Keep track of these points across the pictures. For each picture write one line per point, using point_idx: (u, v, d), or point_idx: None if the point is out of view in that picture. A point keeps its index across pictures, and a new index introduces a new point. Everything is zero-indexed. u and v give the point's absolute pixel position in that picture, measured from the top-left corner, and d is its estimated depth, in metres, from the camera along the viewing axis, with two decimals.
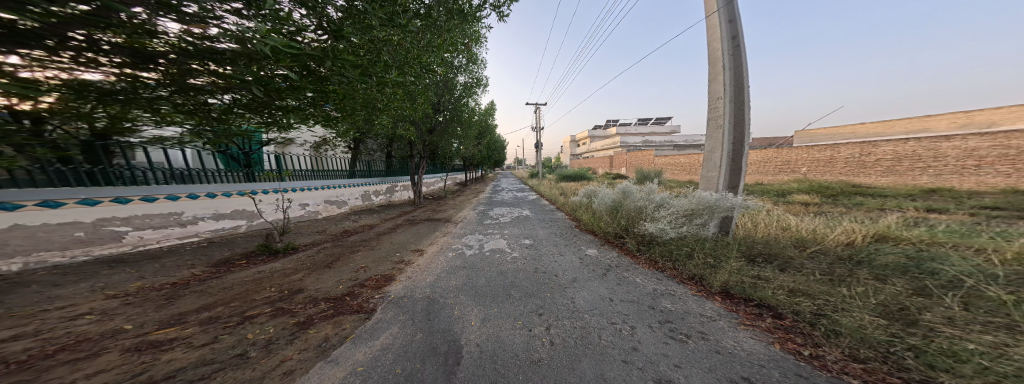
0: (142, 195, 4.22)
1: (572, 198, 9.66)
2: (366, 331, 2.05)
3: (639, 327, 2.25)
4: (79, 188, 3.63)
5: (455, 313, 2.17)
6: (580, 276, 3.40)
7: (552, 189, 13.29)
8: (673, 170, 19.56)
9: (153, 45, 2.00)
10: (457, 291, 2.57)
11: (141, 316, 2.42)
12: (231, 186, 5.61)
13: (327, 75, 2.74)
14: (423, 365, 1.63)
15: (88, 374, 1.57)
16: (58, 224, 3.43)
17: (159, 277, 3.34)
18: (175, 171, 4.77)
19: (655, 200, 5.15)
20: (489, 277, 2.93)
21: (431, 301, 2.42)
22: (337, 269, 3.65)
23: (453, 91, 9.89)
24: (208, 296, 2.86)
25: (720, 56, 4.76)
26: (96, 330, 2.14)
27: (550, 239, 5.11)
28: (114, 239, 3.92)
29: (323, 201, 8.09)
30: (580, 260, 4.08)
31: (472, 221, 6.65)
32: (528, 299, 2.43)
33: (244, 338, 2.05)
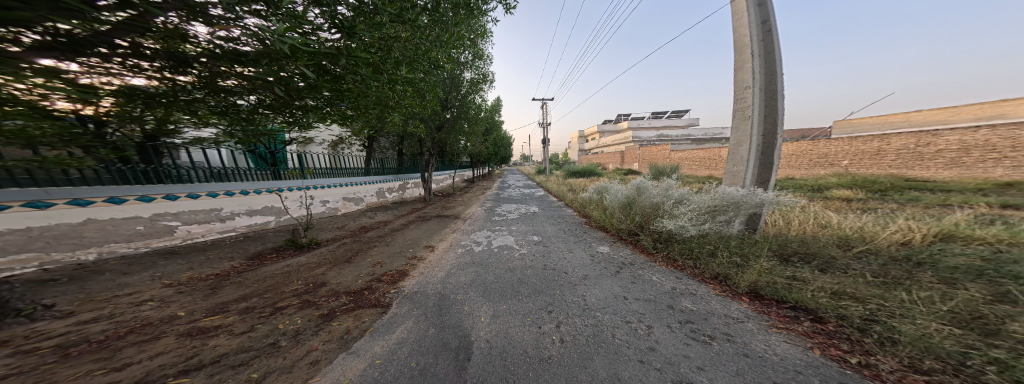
0: (188, 193, 4.63)
1: (581, 194, 9.41)
2: (383, 325, 2.09)
3: (657, 326, 2.13)
4: (137, 186, 4.04)
5: (466, 308, 2.15)
6: (591, 274, 3.30)
7: (561, 185, 13.02)
8: (691, 165, 18.53)
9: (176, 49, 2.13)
10: (466, 287, 2.58)
11: (189, 304, 2.66)
12: (260, 183, 6.01)
13: (342, 73, 2.81)
14: (435, 360, 1.64)
15: (150, 356, 1.76)
16: (123, 218, 3.89)
17: (204, 268, 3.68)
18: (214, 169, 5.19)
19: (672, 196, 4.89)
20: (498, 273, 2.92)
21: (442, 296, 2.44)
22: (355, 264, 3.81)
23: (461, 88, 9.90)
24: (246, 287, 3.10)
25: (748, 42, 4.39)
26: (155, 315, 2.39)
27: (558, 236, 5.00)
28: (167, 233, 4.37)
29: (342, 198, 8.49)
30: (591, 257, 3.97)
31: (480, 218, 6.68)
32: (538, 296, 2.38)
33: (276, 328, 2.20)
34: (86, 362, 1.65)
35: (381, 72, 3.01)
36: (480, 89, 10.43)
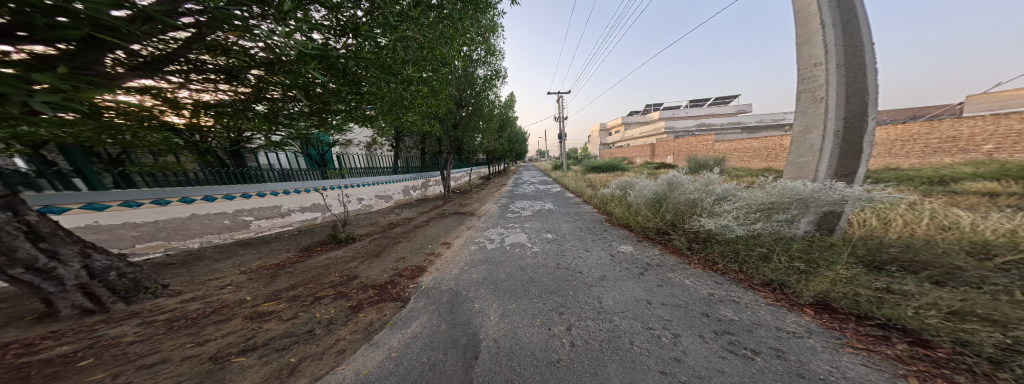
0: (257, 191, 5.28)
1: (602, 190, 8.96)
2: (402, 319, 2.15)
3: (685, 335, 1.91)
4: (222, 186, 4.73)
5: (476, 306, 2.11)
6: (609, 275, 3.09)
7: (578, 181, 12.48)
8: (740, 157, 16.77)
9: (217, 64, 2.51)
10: (478, 285, 2.54)
11: (254, 289, 3.03)
12: (310, 183, 6.54)
13: (357, 75, 3.00)
14: (444, 356, 1.62)
15: (221, 334, 2.02)
16: (214, 214, 4.62)
17: (268, 258, 4.18)
18: (278, 171, 5.86)
19: (713, 191, 4.35)
20: (512, 272, 2.84)
21: (455, 293, 2.45)
22: (381, 259, 4.03)
23: (476, 85, 9.92)
24: (295, 277, 3.45)
25: (816, 12, 3.79)
26: (231, 298, 2.76)
27: (574, 234, 4.77)
28: (245, 227, 5.05)
29: (374, 196, 8.98)
30: (612, 257, 3.72)
31: (493, 215, 6.69)
32: (550, 296, 2.26)
33: (314, 316, 2.39)
34: (182, 336, 1.97)
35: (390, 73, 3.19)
36: (494, 85, 10.48)
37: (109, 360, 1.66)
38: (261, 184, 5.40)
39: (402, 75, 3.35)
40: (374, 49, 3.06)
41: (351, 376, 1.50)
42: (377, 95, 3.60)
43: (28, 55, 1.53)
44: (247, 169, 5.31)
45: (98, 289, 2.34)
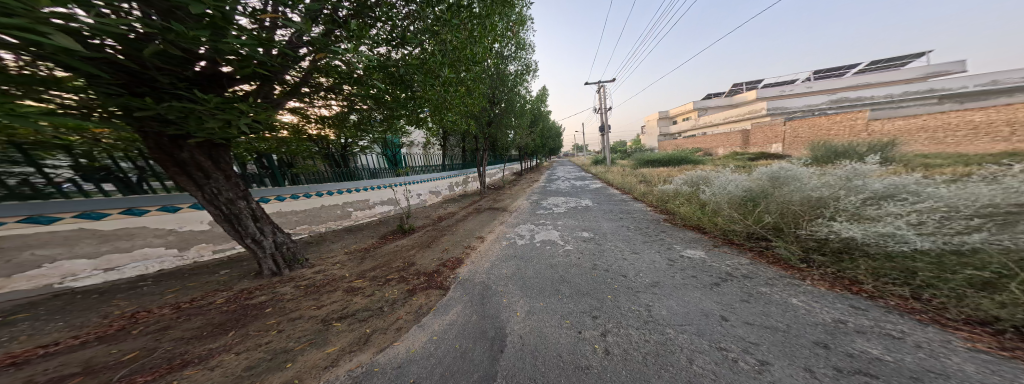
0: (355, 186, 6.49)
1: (659, 186, 7.76)
2: (447, 304, 2.05)
3: (777, 364, 1.44)
4: (336, 183, 5.99)
5: (505, 297, 1.91)
6: (664, 281, 2.63)
7: (623, 177, 11.23)
8: (921, 136, 11.32)
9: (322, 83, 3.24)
10: (507, 277, 2.39)
11: (353, 267, 3.46)
12: (389, 180, 7.67)
13: (408, 79, 3.53)
14: (473, 345, 1.51)
15: (324, 301, 2.41)
16: (331, 205, 5.83)
17: (362, 241, 5.05)
18: (369, 169, 7.08)
19: (860, 186, 3.08)
20: (545, 268, 2.68)
21: (486, 286, 2.37)
22: (428, 248, 4.39)
23: (506, 81, 9.95)
24: (376, 259, 4.00)
25: None
26: (338, 270, 3.33)
27: (618, 234, 4.21)
28: (347, 217, 6.16)
29: (427, 191, 9.61)
30: (670, 263, 3.14)
31: (524, 211, 6.57)
32: (581, 298, 2.05)
33: (384, 290, 2.62)
34: (308, 299, 2.45)
35: (428, 76, 3.49)
36: (525, 80, 10.55)
37: (271, 310, 2.21)
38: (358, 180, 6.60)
39: (441, 78, 3.67)
40: (418, 55, 3.38)
41: (399, 354, 1.48)
42: (421, 98, 3.97)
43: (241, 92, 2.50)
44: (353, 170, 6.58)
45: (290, 259, 3.35)
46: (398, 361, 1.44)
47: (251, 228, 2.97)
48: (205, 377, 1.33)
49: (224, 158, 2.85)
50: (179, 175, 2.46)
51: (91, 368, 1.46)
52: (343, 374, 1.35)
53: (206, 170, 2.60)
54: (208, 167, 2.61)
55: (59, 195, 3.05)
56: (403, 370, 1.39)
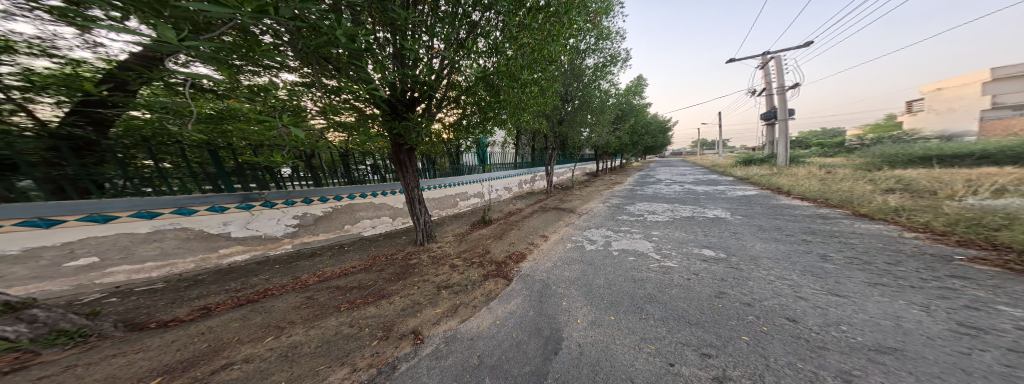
0: (460, 181, 6.16)
1: (960, 203, 3.86)
2: (510, 290, 2.06)
3: None
4: (445, 178, 5.75)
5: (565, 300, 1.76)
6: (903, 324, 1.29)
7: (827, 185, 6.55)
8: None
9: (449, 94, 2.92)
10: (571, 278, 2.08)
11: (454, 246, 3.61)
12: (482, 176, 7.05)
13: (496, 84, 2.73)
14: (527, 340, 1.46)
15: (428, 273, 2.68)
16: (447, 195, 5.81)
17: (461, 219, 5.42)
18: (466, 166, 6.46)
19: None
20: (616, 269, 2.15)
21: (545, 285, 2.02)
22: (499, 239, 3.70)
23: (582, 77, 8.01)
24: (472, 237, 3.95)
25: None
26: (451, 248, 3.52)
27: (781, 256, 2.41)
28: (451, 206, 5.92)
29: (504, 186, 8.13)
30: (948, 314, 1.43)
31: (599, 214, 4.77)
32: (681, 326, 1.40)
33: (463, 277, 2.48)
34: (431, 267, 2.86)
35: (511, 83, 2.71)
36: (609, 72, 8.25)
37: (417, 270, 2.80)
38: (460, 176, 6.19)
39: (521, 83, 2.81)
40: (499, 62, 2.67)
41: (471, 328, 1.63)
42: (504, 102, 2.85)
43: (405, 100, 2.70)
44: (460, 166, 6.21)
45: (429, 235, 3.78)
46: (470, 334, 1.57)
47: (415, 207, 3.59)
48: (386, 309, 2.01)
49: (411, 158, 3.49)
50: (399, 170, 3.38)
51: (345, 282, 2.59)
52: (437, 333, 1.63)
53: (406, 163, 3.42)
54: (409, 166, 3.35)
55: (368, 181, 4.58)
56: (472, 343, 1.51)
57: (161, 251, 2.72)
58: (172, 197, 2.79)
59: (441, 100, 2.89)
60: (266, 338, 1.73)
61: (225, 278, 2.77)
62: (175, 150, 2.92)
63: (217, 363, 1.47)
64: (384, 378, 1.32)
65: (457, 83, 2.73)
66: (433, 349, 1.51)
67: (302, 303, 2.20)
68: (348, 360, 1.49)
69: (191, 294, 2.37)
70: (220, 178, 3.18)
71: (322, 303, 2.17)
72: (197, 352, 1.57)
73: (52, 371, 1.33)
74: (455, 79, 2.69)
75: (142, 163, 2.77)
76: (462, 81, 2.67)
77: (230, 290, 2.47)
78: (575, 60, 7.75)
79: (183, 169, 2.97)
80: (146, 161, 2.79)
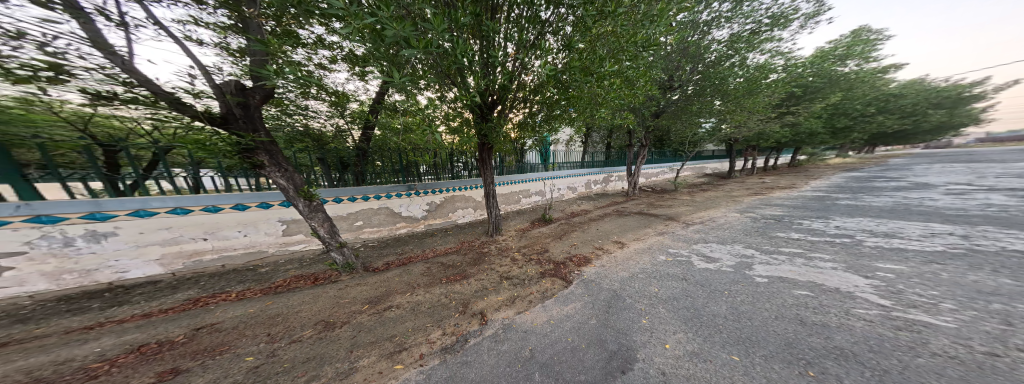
0: (524, 179, 6.07)
1: None
2: (568, 292, 1.89)
3: None
4: (510, 175, 5.77)
5: (645, 317, 1.37)
6: None
7: None
8: None
9: (514, 95, 3.09)
10: (651, 294, 1.64)
11: (514, 240, 3.70)
12: (546, 174, 6.63)
13: (565, 81, 2.75)
14: (585, 348, 1.21)
15: (498, 263, 2.84)
16: (513, 192, 5.85)
17: (522, 214, 5.50)
18: (528, 164, 6.21)
19: None
20: (743, 298, 1.53)
21: (614, 296, 1.70)
22: (559, 239, 3.43)
23: (699, 56, 6.36)
24: (537, 234, 3.88)
25: None
26: (514, 243, 3.56)
27: None
28: (515, 202, 5.96)
29: (567, 186, 7.28)
30: None
31: (729, 232, 3.21)
32: None
33: (523, 271, 2.44)
34: (502, 257, 3.04)
35: (584, 77, 2.68)
36: (750, 41, 6.06)
37: (488, 257, 3.09)
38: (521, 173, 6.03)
39: (598, 76, 2.65)
40: (569, 57, 2.74)
41: (525, 321, 1.57)
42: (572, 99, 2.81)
43: (495, 105, 3.09)
44: (524, 163, 6.05)
45: (497, 227, 4.07)
46: (524, 327, 1.51)
47: (490, 201, 3.95)
48: (466, 287, 2.32)
49: (486, 156, 3.68)
50: (482, 168, 3.76)
51: (447, 260, 3.15)
52: (498, 319, 1.68)
53: (487, 162, 3.80)
54: (483, 166, 3.72)
55: (463, 175, 5.18)
56: (525, 337, 1.43)
57: (378, 225, 4.13)
58: (384, 186, 4.15)
59: (516, 100, 3.13)
60: (411, 292, 2.33)
61: (401, 240, 4.07)
62: (390, 154, 4.27)
63: (387, 303, 2.12)
64: (459, 346, 1.44)
65: (526, 73, 2.83)
66: (493, 332, 1.54)
67: (425, 271, 2.81)
68: (441, 324, 1.73)
69: (388, 248, 3.70)
70: (401, 173, 4.40)
71: (435, 270, 2.83)
72: (381, 292, 2.35)
73: (341, 285, 2.55)
74: (523, 80, 2.91)
75: (375, 163, 4.21)
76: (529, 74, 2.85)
77: (400, 250, 3.62)
78: (688, 37, 6.31)
79: (384, 164, 4.26)
80: (376, 163, 4.21)
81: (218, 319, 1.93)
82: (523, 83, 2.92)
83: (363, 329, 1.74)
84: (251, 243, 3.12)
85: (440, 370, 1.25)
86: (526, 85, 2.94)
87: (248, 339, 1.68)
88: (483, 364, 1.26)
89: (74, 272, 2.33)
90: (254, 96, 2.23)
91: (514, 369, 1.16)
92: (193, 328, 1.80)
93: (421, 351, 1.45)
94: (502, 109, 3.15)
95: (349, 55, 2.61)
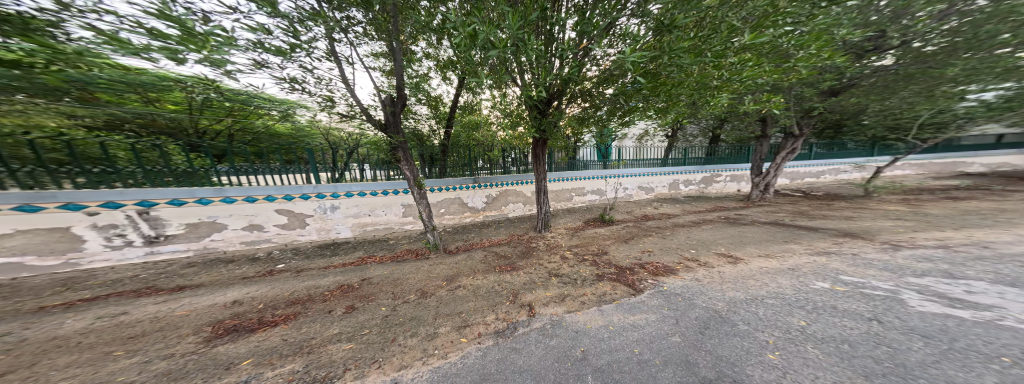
0: (573, 176, 5.84)
1: None
2: (636, 302, 1.84)
3: None
4: (561, 172, 5.67)
5: (772, 352, 1.13)
6: None
7: None
8: None
9: (578, 89, 2.96)
10: (800, 328, 1.34)
11: (564, 239, 3.73)
12: (603, 172, 6.26)
13: (657, 72, 2.51)
14: (662, 364, 1.10)
15: (551, 261, 2.87)
16: (562, 189, 5.75)
17: (576, 212, 5.51)
18: (580, 161, 5.95)
19: None
20: None
21: (715, 318, 1.49)
22: (623, 243, 3.44)
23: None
24: (591, 237, 3.79)
25: None
26: (564, 242, 3.58)
27: None
28: (566, 200, 5.85)
29: (637, 186, 6.80)
30: None
31: (972, 281, 1.91)
32: None
33: (577, 273, 2.43)
34: (553, 254, 3.12)
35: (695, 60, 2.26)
36: None
37: (537, 252, 3.21)
38: (573, 170, 5.85)
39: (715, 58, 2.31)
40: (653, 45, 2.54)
41: (577, 322, 1.54)
42: (660, 87, 2.52)
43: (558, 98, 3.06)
44: (574, 160, 5.84)
45: (546, 225, 4.12)
46: (576, 327, 1.48)
47: (540, 197, 4.00)
48: (519, 277, 2.44)
49: (540, 152, 3.70)
50: (535, 164, 3.80)
51: (500, 250, 3.37)
52: (546, 314, 1.69)
53: (540, 157, 3.82)
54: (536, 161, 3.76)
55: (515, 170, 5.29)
56: (577, 337, 1.39)
57: (457, 214, 4.71)
58: (457, 178, 4.62)
59: (579, 92, 2.97)
60: (473, 275, 2.59)
61: (468, 227, 4.61)
62: (463, 151, 4.70)
63: (457, 283, 2.44)
64: (509, 333, 1.50)
65: (595, 65, 2.65)
66: (541, 325, 1.56)
67: (483, 259, 3.08)
68: (494, 310, 1.84)
69: (460, 234, 4.24)
70: (468, 167, 4.73)
71: (491, 258, 3.09)
72: (454, 272, 2.75)
73: (431, 262, 3.15)
74: (591, 74, 2.70)
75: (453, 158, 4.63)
76: (600, 68, 2.65)
77: (477, 236, 4.13)
78: None
79: (456, 160, 4.64)
80: (455, 160, 4.65)
81: (364, 276, 2.87)
82: (596, 70, 2.68)
83: (441, 303, 2.07)
84: (388, 221, 4.43)
85: (494, 351, 1.34)
86: (590, 78, 2.74)
87: (382, 294, 2.38)
88: (532, 354, 1.27)
89: (324, 229, 4.03)
90: (399, 106, 2.99)
91: (564, 366, 1.13)
92: (360, 279, 2.78)
93: (479, 329, 1.60)
94: (559, 105, 3.19)
95: (442, 60, 3.18)
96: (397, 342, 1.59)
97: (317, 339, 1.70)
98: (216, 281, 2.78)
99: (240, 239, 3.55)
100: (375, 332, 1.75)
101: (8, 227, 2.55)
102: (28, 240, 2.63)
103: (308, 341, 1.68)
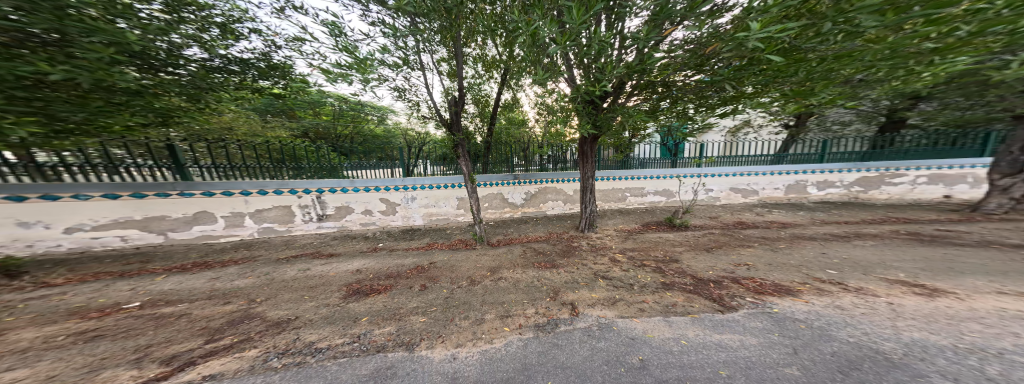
0: (628, 175, 5.05)
1: None
2: (724, 317, 1.51)
3: None
4: (613, 171, 4.98)
5: None
6: None
7: None
8: None
9: (644, 80, 2.53)
10: None
11: (615, 241, 3.34)
12: (670, 171, 5.22)
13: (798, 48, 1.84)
14: None
15: (600, 263, 2.59)
16: (613, 189, 5.05)
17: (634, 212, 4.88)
18: (638, 159, 5.13)
19: None
20: None
21: (866, 358, 1.09)
22: (704, 252, 2.84)
23: None
24: (653, 241, 3.26)
25: None
26: (614, 244, 3.21)
27: None
28: (619, 200, 5.14)
29: (729, 187, 5.47)
30: None
31: None
32: None
33: (636, 280, 2.13)
34: (601, 255, 2.83)
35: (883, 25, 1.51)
36: None
37: (579, 252, 2.97)
38: (630, 168, 5.08)
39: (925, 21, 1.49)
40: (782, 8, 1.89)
41: (633, 329, 1.37)
42: (796, 66, 1.86)
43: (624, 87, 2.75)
44: (629, 157, 5.05)
45: (591, 225, 3.76)
46: (633, 334, 1.31)
47: (585, 195, 3.67)
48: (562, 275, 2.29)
49: (588, 148, 3.40)
50: (581, 161, 3.50)
51: (538, 247, 3.25)
52: (591, 314, 1.55)
53: (587, 154, 3.52)
54: (587, 157, 3.48)
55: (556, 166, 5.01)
56: (633, 343, 1.24)
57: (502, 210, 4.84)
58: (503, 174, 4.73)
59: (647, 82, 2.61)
60: (514, 269, 2.57)
61: (507, 223, 4.65)
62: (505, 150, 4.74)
63: (498, 275, 2.45)
64: (550, 329, 1.41)
65: (681, 48, 2.21)
66: (586, 325, 1.42)
67: (522, 254, 3.03)
68: (534, 304, 1.77)
69: (502, 228, 4.33)
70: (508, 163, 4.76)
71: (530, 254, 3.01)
72: (496, 264, 2.81)
73: (477, 253, 3.34)
74: (669, 58, 2.26)
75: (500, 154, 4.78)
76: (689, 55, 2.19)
77: (520, 231, 4.14)
78: None
79: (497, 156, 4.72)
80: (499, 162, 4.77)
81: (430, 260, 3.30)
82: (679, 51, 2.22)
83: (486, 291, 2.13)
84: (446, 213, 5.15)
85: (534, 343, 1.28)
86: (666, 62, 2.28)
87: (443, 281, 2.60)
88: (575, 352, 1.18)
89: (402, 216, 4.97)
90: (460, 106, 3.40)
91: (616, 371, 1.03)
92: (429, 262, 3.21)
93: (520, 321, 1.53)
94: (620, 91, 2.80)
95: (492, 60, 3.47)
96: (455, 322, 1.72)
97: (404, 309, 2.04)
98: (347, 251, 3.89)
99: (361, 220, 4.83)
100: (438, 310, 1.95)
101: (270, 203, 4.35)
102: (276, 213, 4.41)
103: (397, 310, 2.04)
